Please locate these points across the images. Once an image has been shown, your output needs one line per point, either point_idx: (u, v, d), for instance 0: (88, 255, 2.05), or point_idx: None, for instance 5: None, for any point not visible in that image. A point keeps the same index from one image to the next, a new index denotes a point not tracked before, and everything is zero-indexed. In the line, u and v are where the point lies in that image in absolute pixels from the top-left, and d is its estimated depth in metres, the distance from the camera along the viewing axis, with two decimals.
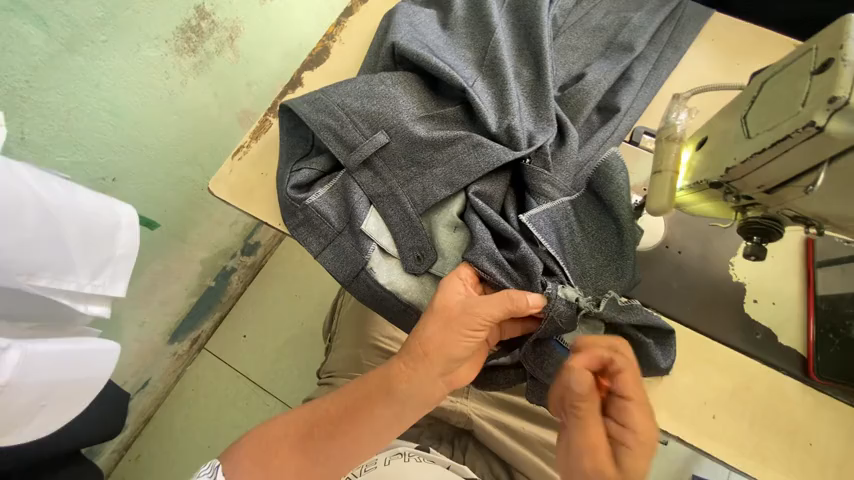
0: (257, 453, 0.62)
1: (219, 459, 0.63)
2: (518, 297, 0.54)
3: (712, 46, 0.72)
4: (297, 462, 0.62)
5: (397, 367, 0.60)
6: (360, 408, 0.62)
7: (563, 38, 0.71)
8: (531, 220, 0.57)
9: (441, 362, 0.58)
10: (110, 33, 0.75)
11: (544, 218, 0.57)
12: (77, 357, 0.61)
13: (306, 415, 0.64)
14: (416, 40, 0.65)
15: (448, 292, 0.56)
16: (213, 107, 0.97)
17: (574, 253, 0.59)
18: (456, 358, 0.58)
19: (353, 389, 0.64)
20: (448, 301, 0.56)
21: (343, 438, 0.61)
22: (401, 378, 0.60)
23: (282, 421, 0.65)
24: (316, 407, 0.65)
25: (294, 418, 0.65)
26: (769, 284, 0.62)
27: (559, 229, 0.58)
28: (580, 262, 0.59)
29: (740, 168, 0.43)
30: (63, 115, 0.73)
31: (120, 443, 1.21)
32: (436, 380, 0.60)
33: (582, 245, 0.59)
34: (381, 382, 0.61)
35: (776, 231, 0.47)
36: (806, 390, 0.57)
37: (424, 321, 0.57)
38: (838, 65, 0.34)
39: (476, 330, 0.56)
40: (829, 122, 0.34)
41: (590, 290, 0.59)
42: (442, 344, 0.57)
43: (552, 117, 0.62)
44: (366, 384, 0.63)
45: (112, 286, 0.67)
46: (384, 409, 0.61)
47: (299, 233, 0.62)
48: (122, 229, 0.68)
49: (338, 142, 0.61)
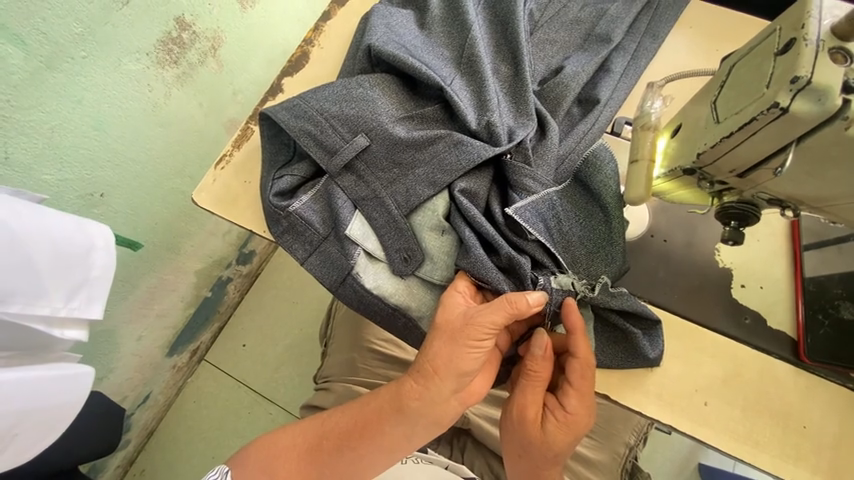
0: (266, 459, 0.64)
1: (226, 465, 0.65)
2: (517, 300, 0.53)
3: (690, 32, 0.72)
4: (303, 474, 0.62)
5: (407, 384, 0.59)
6: (368, 423, 0.61)
7: (541, 32, 0.70)
8: (517, 212, 0.56)
9: (452, 379, 0.57)
10: (89, 49, 0.74)
11: (530, 211, 0.57)
12: (49, 387, 0.55)
13: (315, 428, 0.64)
14: (392, 41, 0.64)
15: (449, 304, 0.56)
16: (199, 118, 0.97)
17: (564, 243, 0.58)
18: (466, 372, 0.56)
19: (363, 405, 0.62)
20: (450, 316, 0.56)
21: (351, 454, 0.61)
22: (412, 395, 0.58)
23: (291, 432, 0.65)
24: (325, 420, 0.64)
25: (303, 429, 0.65)
26: (755, 267, 0.61)
27: (546, 219, 0.58)
28: (569, 250, 0.58)
29: (710, 153, 0.43)
30: (46, 132, 0.73)
31: (124, 458, 1.21)
32: (448, 398, 0.58)
33: (571, 233, 0.58)
34: (392, 397, 0.60)
35: (752, 215, 0.48)
36: (797, 371, 0.57)
37: (430, 339, 0.57)
38: (799, 45, 0.34)
39: (481, 343, 0.55)
40: (792, 102, 0.34)
41: (582, 275, 0.58)
42: (451, 361, 0.56)
43: (531, 111, 0.61)
44: (375, 402, 0.61)
45: (86, 309, 0.59)
46: (393, 427, 0.59)
47: (285, 240, 0.62)
48: (97, 247, 0.60)
49: (318, 147, 0.60)
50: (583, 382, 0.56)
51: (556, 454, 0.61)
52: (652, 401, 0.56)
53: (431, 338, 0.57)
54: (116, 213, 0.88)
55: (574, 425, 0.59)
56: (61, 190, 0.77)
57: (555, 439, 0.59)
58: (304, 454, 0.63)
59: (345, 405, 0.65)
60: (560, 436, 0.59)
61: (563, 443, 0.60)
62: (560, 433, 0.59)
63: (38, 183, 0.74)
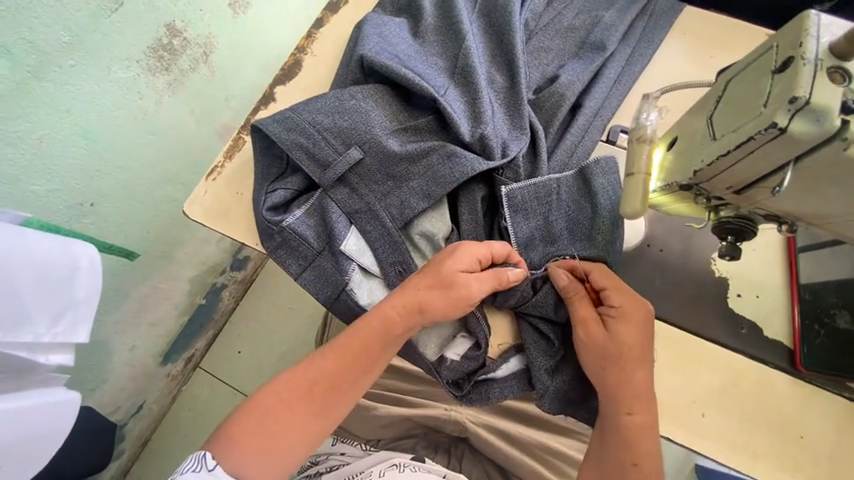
0: (258, 430, 0.56)
1: (203, 450, 0.56)
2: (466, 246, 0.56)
3: (683, 39, 0.72)
4: (309, 410, 0.57)
5: (395, 301, 0.56)
6: (359, 354, 0.57)
7: (535, 40, 0.70)
8: (508, 193, 0.58)
9: (427, 305, 0.55)
10: (78, 58, 0.73)
11: (522, 194, 0.58)
12: (29, 418, 0.53)
13: (305, 375, 0.58)
14: (384, 52, 0.64)
15: (467, 248, 0.55)
16: (191, 125, 0.96)
17: (549, 236, 0.59)
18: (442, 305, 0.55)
19: (348, 340, 0.58)
20: (453, 263, 0.54)
21: (348, 386, 0.58)
22: (406, 319, 0.56)
23: (274, 390, 0.58)
24: (307, 369, 0.59)
25: (287, 383, 0.58)
26: (751, 276, 0.61)
27: (535, 206, 0.58)
28: (549, 237, 0.59)
29: (707, 171, 0.42)
30: (34, 143, 0.71)
31: (118, 468, 1.19)
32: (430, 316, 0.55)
33: (556, 222, 0.58)
34: (381, 324, 0.56)
35: (749, 231, 0.47)
36: (794, 381, 0.57)
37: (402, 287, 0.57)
38: (797, 64, 0.33)
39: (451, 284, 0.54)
40: (790, 122, 0.34)
41: (553, 256, 0.58)
42: (446, 303, 0.55)
43: (525, 124, 0.61)
44: (365, 325, 0.57)
45: (71, 333, 0.58)
46: (384, 353, 0.58)
47: (278, 255, 0.61)
48: (82, 268, 0.58)
49: (311, 160, 0.60)
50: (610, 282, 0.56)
51: (637, 382, 0.54)
52: None
53: (419, 274, 0.56)
54: (105, 223, 0.86)
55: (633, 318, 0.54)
56: (49, 201, 0.76)
57: (628, 364, 0.54)
58: (289, 411, 0.57)
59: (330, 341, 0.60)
60: (630, 346, 0.54)
61: (636, 364, 0.54)
62: (630, 353, 0.54)
63: (27, 195, 0.73)
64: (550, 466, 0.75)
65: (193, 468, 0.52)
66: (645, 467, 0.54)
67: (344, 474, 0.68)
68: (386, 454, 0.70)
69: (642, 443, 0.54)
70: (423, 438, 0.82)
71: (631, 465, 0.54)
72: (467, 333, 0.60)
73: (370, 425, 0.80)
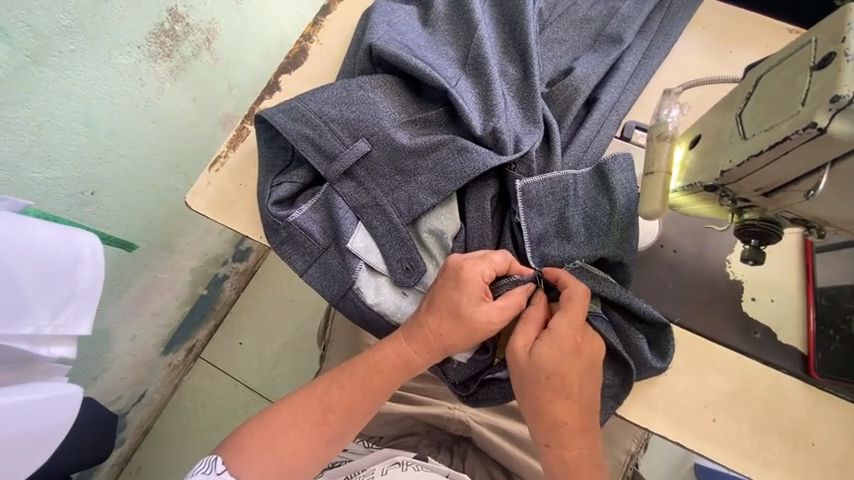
0: (269, 448, 0.55)
1: (215, 453, 0.57)
2: (472, 266, 0.53)
3: (702, 32, 0.69)
4: (324, 437, 0.57)
5: (412, 341, 0.55)
6: (376, 387, 0.57)
7: (549, 31, 0.68)
8: (524, 188, 0.56)
9: (445, 341, 0.54)
10: (78, 43, 0.70)
11: (538, 188, 0.56)
12: (30, 413, 0.51)
13: (318, 403, 0.57)
14: (394, 41, 0.61)
15: (474, 272, 0.53)
16: (194, 113, 0.94)
17: (564, 232, 0.57)
18: (461, 339, 0.54)
19: (366, 374, 0.57)
20: (468, 297, 0.53)
21: (362, 417, 0.58)
22: (425, 357, 0.55)
23: (288, 408, 0.58)
24: (319, 397, 0.58)
25: (300, 406, 0.57)
26: (767, 279, 0.60)
27: (552, 202, 0.57)
28: (564, 235, 0.57)
29: (736, 171, 0.41)
30: (33, 129, 0.69)
31: (120, 457, 1.19)
32: (448, 349, 0.55)
33: (573, 221, 0.56)
34: (399, 360, 0.56)
35: (775, 234, 0.46)
36: (805, 387, 0.55)
37: (420, 323, 0.55)
38: (840, 60, 0.32)
39: (463, 314, 0.53)
40: (831, 122, 0.32)
41: (562, 256, 0.57)
42: (462, 334, 0.54)
43: (539, 118, 0.59)
44: (382, 359, 0.57)
45: (74, 325, 0.57)
46: (401, 380, 0.58)
47: (283, 250, 0.59)
48: (84, 259, 0.57)
49: (317, 152, 0.58)
50: (570, 305, 0.52)
51: (548, 380, 0.52)
52: (656, 415, 0.55)
53: (434, 313, 0.54)
54: (107, 212, 0.85)
55: (563, 352, 0.51)
56: (49, 189, 0.74)
57: (542, 360, 0.51)
58: (301, 434, 0.56)
59: (342, 367, 0.60)
60: (548, 371, 0.51)
61: (555, 363, 0.51)
62: (550, 355, 0.51)
63: (26, 183, 0.71)
64: None
65: (203, 471, 0.54)
66: (558, 453, 0.54)
67: (343, 472, 0.68)
68: (386, 452, 0.69)
69: (562, 432, 0.53)
70: (425, 435, 0.81)
71: (543, 445, 0.54)
72: None
73: (371, 421, 0.79)
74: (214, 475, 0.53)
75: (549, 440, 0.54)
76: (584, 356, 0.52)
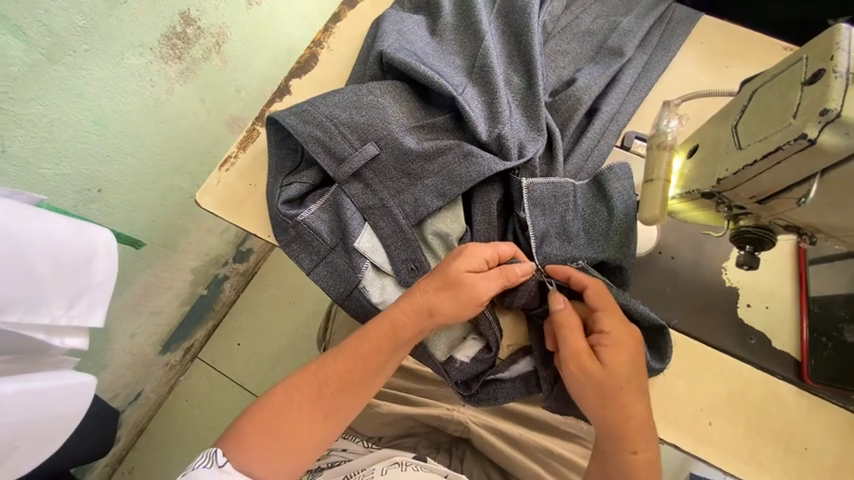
0: (264, 429, 0.56)
1: (214, 447, 0.56)
2: (474, 246, 0.55)
3: (700, 47, 0.72)
4: (318, 412, 0.57)
5: (402, 305, 0.56)
6: (367, 359, 0.57)
7: (553, 43, 0.70)
8: (529, 187, 0.58)
9: (436, 307, 0.55)
10: (91, 43, 0.72)
11: (541, 189, 0.58)
12: (42, 403, 0.52)
13: (313, 378, 0.58)
14: (403, 49, 0.63)
15: (476, 251, 0.55)
16: (202, 114, 0.96)
17: (566, 236, 0.58)
18: (453, 305, 0.54)
19: (357, 344, 0.58)
20: (460, 263, 0.54)
21: (354, 390, 0.58)
22: (414, 323, 0.55)
23: (283, 388, 0.59)
24: (316, 370, 0.59)
25: (295, 383, 0.58)
26: (762, 287, 0.61)
27: (556, 205, 0.58)
28: (566, 237, 0.58)
29: (731, 180, 0.43)
30: (45, 126, 0.71)
31: (114, 456, 1.19)
32: (439, 315, 0.55)
33: (574, 224, 0.58)
34: (389, 328, 0.56)
35: (768, 240, 0.48)
36: (798, 392, 0.57)
37: (414, 289, 0.56)
38: (828, 76, 0.34)
39: (458, 280, 0.54)
40: (820, 134, 0.35)
41: (563, 257, 0.58)
42: (455, 305, 0.54)
43: (542, 126, 0.61)
44: (374, 328, 0.57)
45: (87, 316, 0.58)
46: (393, 357, 0.58)
47: (291, 249, 0.61)
48: (99, 252, 0.58)
49: (327, 154, 0.60)
50: (607, 305, 0.54)
51: (628, 383, 0.53)
52: (654, 417, 0.57)
53: (427, 279, 0.56)
54: (113, 209, 0.86)
55: (629, 349, 0.54)
56: (57, 186, 0.75)
57: (616, 366, 0.53)
58: (297, 409, 0.57)
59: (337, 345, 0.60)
60: (616, 377, 0.53)
61: (623, 365, 0.53)
62: (618, 357, 0.53)
63: (35, 178, 0.72)
64: (550, 468, 0.75)
65: (204, 465, 0.53)
66: (643, 459, 0.54)
67: (342, 472, 0.68)
68: (384, 452, 0.69)
69: (641, 435, 0.54)
70: (425, 437, 0.82)
71: (631, 454, 0.54)
72: (477, 335, 0.60)
73: (371, 422, 0.80)
74: (216, 469, 0.53)
75: (637, 448, 0.54)
76: (640, 350, 0.54)
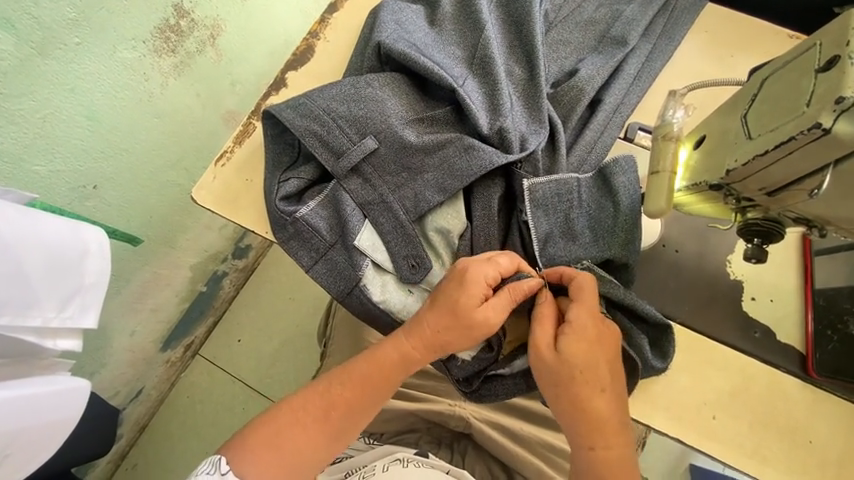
0: (270, 446, 0.55)
1: (218, 454, 0.56)
2: (476, 271, 0.53)
3: (704, 36, 0.70)
4: (328, 434, 0.57)
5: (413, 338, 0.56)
6: (375, 381, 0.58)
7: (555, 32, 0.69)
8: (531, 188, 0.57)
9: (445, 339, 0.55)
10: (83, 36, 0.71)
11: (544, 188, 0.57)
12: (35, 407, 0.51)
13: (321, 399, 0.58)
14: (402, 39, 0.62)
15: (477, 273, 0.53)
16: (198, 109, 0.94)
17: (570, 234, 0.57)
18: (461, 339, 0.54)
19: (366, 369, 0.58)
20: (467, 296, 0.53)
21: (364, 412, 0.58)
22: (423, 353, 0.56)
23: (290, 406, 0.58)
24: (323, 392, 0.58)
25: (302, 403, 0.58)
26: (767, 279, 0.61)
27: (559, 203, 0.57)
28: (569, 236, 0.57)
29: (741, 171, 0.42)
30: (37, 121, 0.69)
31: (115, 454, 1.19)
32: (447, 347, 0.55)
33: (578, 222, 0.57)
34: (398, 354, 0.57)
35: (777, 233, 0.47)
36: (805, 386, 0.56)
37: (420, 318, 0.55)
38: (845, 63, 0.33)
39: (466, 314, 0.53)
40: (835, 123, 0.34)
41: (566, 257, 0.58)
42: (463, 336, 0.54)
43: (544, 118, 0.60)
44: (383, 355, 0.57)
45: (80, 318, 0.57)
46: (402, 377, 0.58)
47: (290, 246, 0.60)
48: (90, 251, 0.57)
49: (325, 149, 0.58)
50: (582, 296, 0.53)
51: (583, 372, 0.52)
52: (657, 412, 0.56)
53: (432, 308, 0.55)
54: (109, 206, 0.84)
55: (591, 340, 0.52)
56: (51, 183, 0.74)
57: (572, 354, 0.52)
58: (305, 429, 0.56)
59: (343, 365, 0.60)
60: (570, 366, 0.52)
61: (584, 356, 0.52)
62: (575, 346, 0.52)
63: (30, 176, 0.71)
64: (552, 463, 0.75)
65: (208, 471, 0.53)
66: (604, 455, 0.53)
67: (344, 468, 0.68)
68: (385, 449, 0.69)
69: (601, 429, 0.53)
70: (426, 432, 0.82)
71: (587, 448, 0.54)
72: None
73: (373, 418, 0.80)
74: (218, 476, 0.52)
75: (592, 442, 0.53)
76: (610, 345, 0.53)
